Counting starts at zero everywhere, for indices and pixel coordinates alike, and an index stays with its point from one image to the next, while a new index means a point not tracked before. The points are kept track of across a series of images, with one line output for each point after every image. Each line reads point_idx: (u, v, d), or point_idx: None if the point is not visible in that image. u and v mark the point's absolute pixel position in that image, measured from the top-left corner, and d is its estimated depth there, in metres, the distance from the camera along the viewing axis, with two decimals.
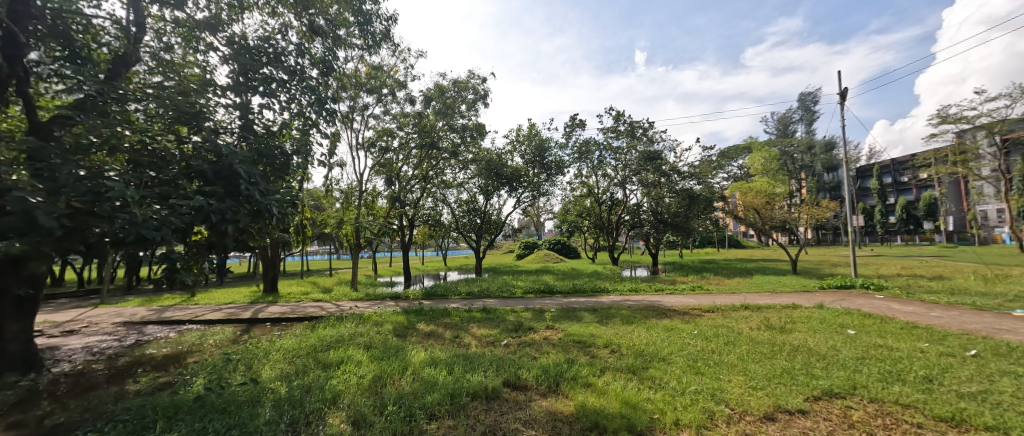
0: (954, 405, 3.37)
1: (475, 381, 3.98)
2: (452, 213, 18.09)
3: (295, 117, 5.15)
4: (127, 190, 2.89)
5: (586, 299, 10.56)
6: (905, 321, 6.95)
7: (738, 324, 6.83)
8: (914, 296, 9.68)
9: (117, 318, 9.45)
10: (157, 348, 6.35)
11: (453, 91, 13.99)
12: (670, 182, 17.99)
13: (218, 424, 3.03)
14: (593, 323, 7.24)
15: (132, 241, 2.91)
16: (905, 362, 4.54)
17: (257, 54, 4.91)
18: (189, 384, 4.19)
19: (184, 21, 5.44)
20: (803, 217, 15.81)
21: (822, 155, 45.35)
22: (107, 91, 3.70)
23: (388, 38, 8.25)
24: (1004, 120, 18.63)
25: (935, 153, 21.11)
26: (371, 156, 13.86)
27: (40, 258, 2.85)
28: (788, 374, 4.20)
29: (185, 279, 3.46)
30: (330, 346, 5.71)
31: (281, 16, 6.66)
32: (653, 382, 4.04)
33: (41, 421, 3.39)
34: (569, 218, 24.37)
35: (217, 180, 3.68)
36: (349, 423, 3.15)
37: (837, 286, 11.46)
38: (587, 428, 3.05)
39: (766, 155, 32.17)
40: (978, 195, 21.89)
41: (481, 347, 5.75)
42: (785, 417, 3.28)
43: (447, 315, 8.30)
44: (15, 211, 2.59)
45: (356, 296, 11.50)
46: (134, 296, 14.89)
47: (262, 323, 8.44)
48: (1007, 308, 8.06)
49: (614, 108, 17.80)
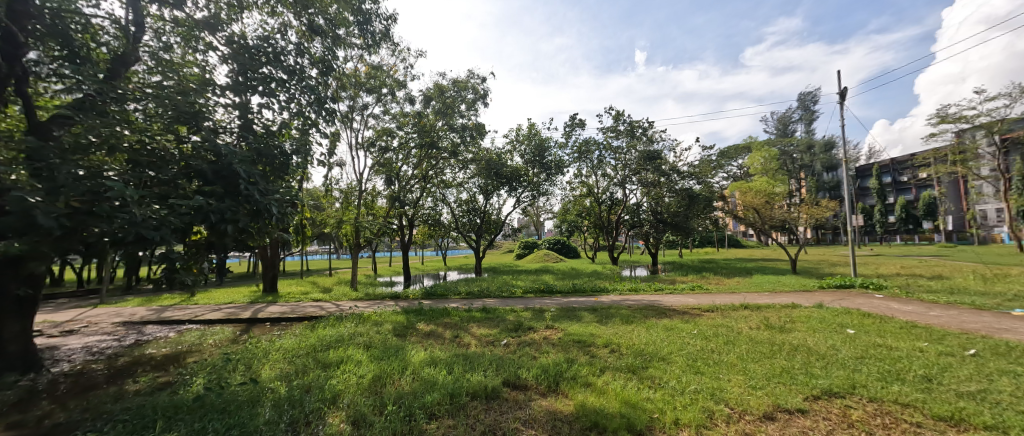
0: (953, 404, 3.37)
1: (475, 381, 3.98)
2: (452, 213, 18.08)
3: (294, 117, 5.15)
4: (126, 190, 2.88)
5: (586, 299, 10.56)
6: (904, 320, 6.96)
7: (738, 324, 6.83)
8: (914, 295, 9.68)
9: (117, 318, 9.44)
10: (156, 348, 6.34)
11: (453, 91, 13.98)
12: (670, 182, 17.99)
13: (218, 424, 3.03)
14: (593, 323, 7.24)
15: (132, 241, 2.91)
16: (904, 361, 4.54)
17: (256, 54, 4.91)
18: (188, 384, 4.19)
19: (183, 20, 5.42)
20: (802, 217, 15.81)
21: (822, 155, 45.36)
22: (106, 91, 3.70)
23: (388, 37, 8.26)
24: (1003, 120, 18.66)
25: (935, 153, 21.12)
26: (371, 155, 13.86)
27: (40, 258, 2.86)
28: (788, 373, 4.20)
29: (185, 279, 3.47)
30: (330, 346, 5.71)
31: (280, 16, 6.66)
32: (653, 382, 4.05)
33: (40, 421, 3.38)
34: (569, 218, 24.39)
35: (216, 179, 3.69)
36: (349, 423, 3.14)
37: (837, 285, 11.46)
38: (587, 428, 3.05)
39: (766, 154, 32.11)
40: (978, 195, 21.91)
41: (481, 346, 5.75)
42: (785, 417, 3.28)
43: (447, 315, 8.30)
44: (13, 211, 2.58)
45: (356, 296, 11.49)
46: (133, 295, 14.85)
47: (262, 323, 8.44)
48: (1006, 307, 8.06)
49: (614, 108, 17.82)
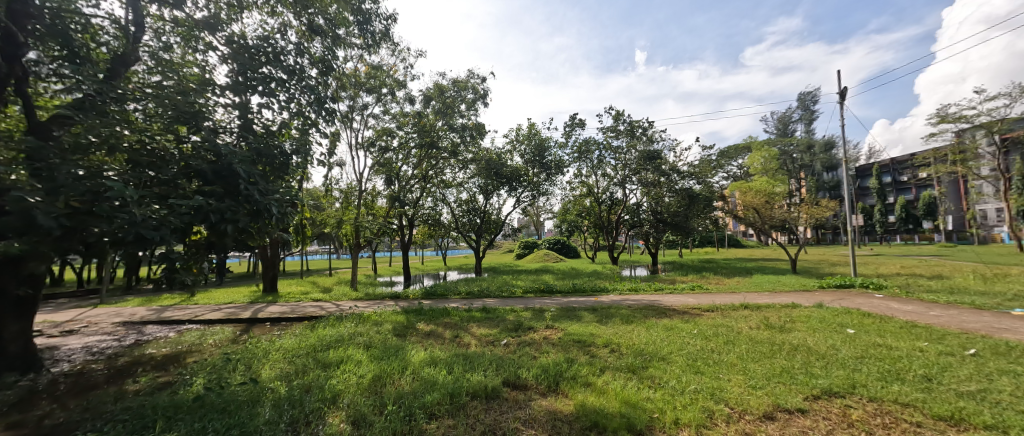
0: (953, 404, 3.37)
1: (475, 381, 3.98)
2: (452, 213, 18.10)
3: (294, 117, 5.15)
4: (126, 189, 2.89)
5: (586, 299, 10.55)
6: (903, 320, 6.96)
7: (738, 324, 6.83)
8: (914, 295, 9.68)
9: (117, 318, 9.44)
10: (156, 348, 6.33)
11: (453, 91, 13.99)
12: (670, 182, 17.99)
13: (218, 424, 3.03)
14: (593, 323, 7.24)
15: (132, 241, 2.91)
16: (904, 361, 4.54)
17: (257, 54, 4.92)
18: (188, 384, 4.18)
19: (183, 20, 5.41)
20: (802, 217, 15.81)
21: (822, 155, 45.32)
22: (107, 90, 3.70)
23: (388, 37, 8.28)
24: (1003, 119, 18.67)
25: (935, 152, 21.12)
26: (371, 155, 13.86)
27: (40, 258, 2.86)
28: (787, 373, 4.20)
29: (185, 279, 3.47)
30: (330, 346, 5.70)
31: (280, 16, 6.66)
32: (653, 382, 4.04)
33: (40, 421, 3.38)
34: (569, 218, 24.38)
35: (217, 179, 3.69)
36: (349, 423, 3.14)
37: (837, 285, 11.46)
38: (587, 427, 3.05)
39: (766, 153, 32.06)
40: (978, 194, 21.91)
41: (481, 346, 5.75)
42: (784, 416, 3.28)
43: (447, 315, 8.29)
44: (14, 211, 2.58)
45: (356, 296, 11.48)
46: (133, 295, 14.84)
47: (262, 323, 8.43)
48: (1007, 307, 8.06)
49: (614, 108, 17.83)
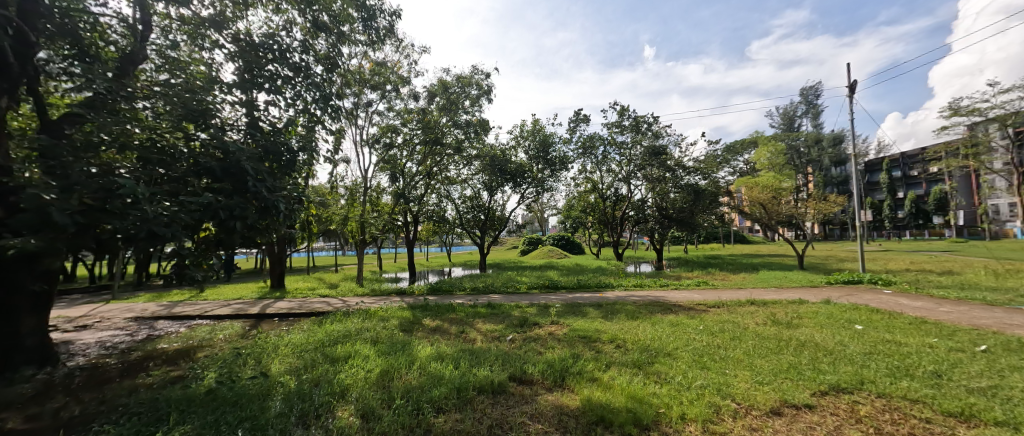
0: (963, 400, 3.35)
1: (481, 376, 4.02)
2: (456, 209, 18.27)
3: (299, 113, 5.22)
4: (137, 187, 2.90)
5: (591, 295, 10.57)
6: (914, 316, 6.89)
7: (744, 320, 6.76)
8: (923, 292, 9.52)
9: (128, 313, 9.57)
10: (167, 342, 6.45)
11: (457, 86, 13.99)
12: (675, 177, 17.74)
13: (230, 417, 3.09)
14: (598, 319, 7.27)
15: (143, 237, 2.96)
16: (913, 356, 4.51)
17: (262, 50, 4.99)
18: (200, 377, 4.27)
19: (190, 18, 5.49)
20: (809, 212, 15.55)
21: (829, 150, 45.47)
22: (116, 89, 3.78)
23: (393, 33, 8.24)
24: (1018, 113, 17.66)
25: (947, 146, 20.58)
26: (376, 152, 13.97)
27: (53, 254, 2.93)
28: (795, 369, 4.17)
29: (194, 274, 3.51)
30: (337, 341, 5.78)
31: (285, 12, 6.61)
32: (659, 377, 4.07)
33: (57, 413, 3.47)
34: (574, 213, 24.98)
35: (225, 176, 3.70)
36: (358, 416, 3.18)
37: (844, 281, 11.39)
38: (593, 422, 3.08)
39: (772, 149, 32.42)
40: (990, 190, 21.35)
41: (486, 341, 5.79)
42: (791, 412, 3.29)
43: (453, 310, 8.35)
44: (30, 208, 2.64)
45: (361, 292, 11.55)
46: (142, 290, 14.98)
47: (269, 318, 8.55)
48: (1018, 303, 7.90)
49: (618, 103, 17.86)
